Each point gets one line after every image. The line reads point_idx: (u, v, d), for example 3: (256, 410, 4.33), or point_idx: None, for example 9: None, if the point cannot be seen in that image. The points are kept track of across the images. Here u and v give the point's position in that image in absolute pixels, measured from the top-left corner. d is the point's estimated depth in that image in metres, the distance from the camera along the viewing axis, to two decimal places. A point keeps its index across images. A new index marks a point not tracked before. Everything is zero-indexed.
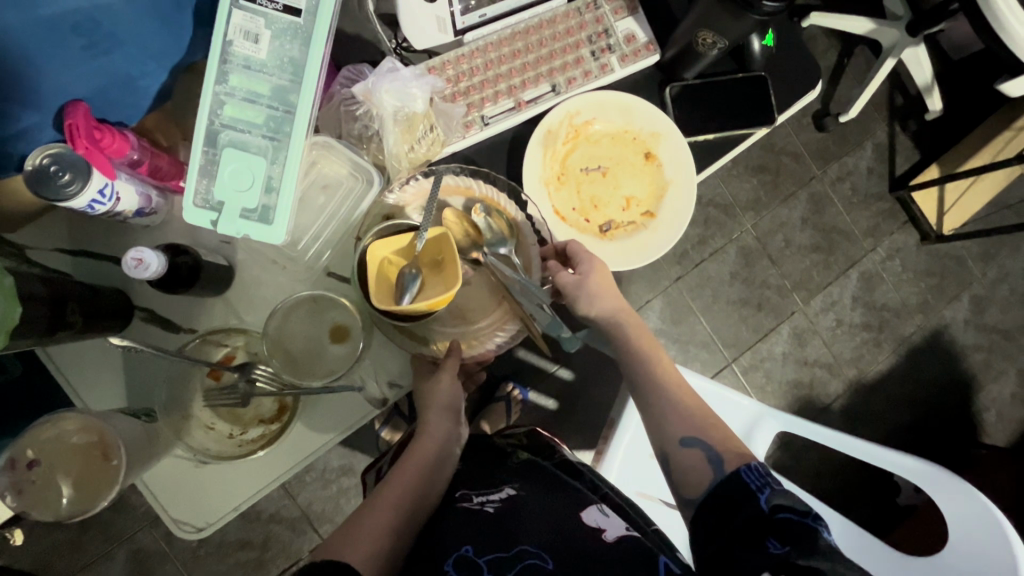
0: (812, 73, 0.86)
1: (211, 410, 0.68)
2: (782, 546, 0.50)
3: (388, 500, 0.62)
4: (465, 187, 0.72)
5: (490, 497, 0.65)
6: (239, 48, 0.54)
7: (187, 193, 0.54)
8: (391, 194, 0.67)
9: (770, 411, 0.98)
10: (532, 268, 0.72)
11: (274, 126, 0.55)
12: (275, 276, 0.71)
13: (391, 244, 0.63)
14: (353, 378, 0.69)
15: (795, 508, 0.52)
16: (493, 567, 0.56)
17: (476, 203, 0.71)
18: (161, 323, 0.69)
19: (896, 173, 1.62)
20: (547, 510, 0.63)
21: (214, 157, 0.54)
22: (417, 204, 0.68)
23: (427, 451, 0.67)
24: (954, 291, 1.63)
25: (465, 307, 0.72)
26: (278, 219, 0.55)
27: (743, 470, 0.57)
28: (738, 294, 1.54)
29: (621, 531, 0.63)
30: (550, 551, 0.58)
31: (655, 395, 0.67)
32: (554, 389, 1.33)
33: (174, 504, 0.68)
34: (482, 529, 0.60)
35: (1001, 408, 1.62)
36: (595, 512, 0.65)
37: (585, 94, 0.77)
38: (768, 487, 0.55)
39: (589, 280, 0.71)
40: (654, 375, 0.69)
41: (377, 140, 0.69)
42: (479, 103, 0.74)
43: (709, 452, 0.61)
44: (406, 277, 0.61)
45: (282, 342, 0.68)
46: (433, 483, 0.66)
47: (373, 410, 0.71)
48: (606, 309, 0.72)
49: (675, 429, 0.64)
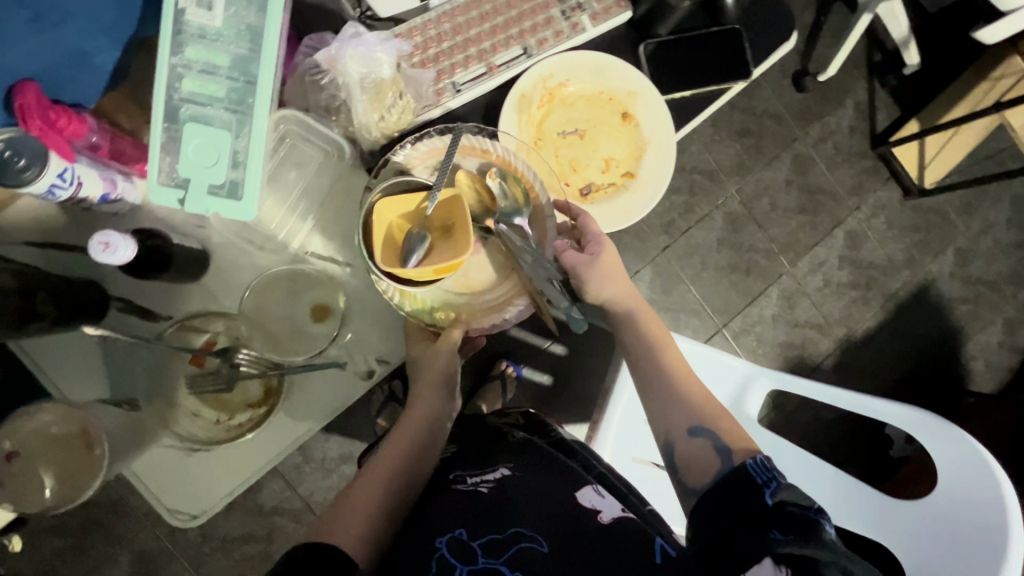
0: (786, 23, 0.84)
1: (196, 398, 0.67)
2: (786, 536, 0.49)
3: (374, 478, 0.62)
4: (480, 148, 0.71)
5: (483, 478, 0.66)
6: (193, 16, 0.52)
7: (151, 171, 0.52)
8: (401, 151, 0.67)
9: (761, 369, 0.98)
10: (546, 241, 0.71)
11: (237, 98, 0.53)
12: (251, 258, 0.69)
13: (403, 206, 0.62)
14: (336, 356, 0.69)
15: (799, 503, 0.52)
16: (486, 551, 0.56)
17: (492, 167, 0.70)
18: (138, 313, 0.67)
19: (877, 130, 1.62)
20: (543, 492, 0.63)
21: (176, 133, 0.52)
22: (427, 164, 0.67)
23: (420, 424, 0.67)
24: (939, 245, 1.65)
25: (474, 277, 0.72)
26: (247, 195, 0.53)
27: (749, 464, 0.58)
28: (726, 259, 1.55)
29: (616, 514, 0.64)
30: (545, 534, 0.58)
31: (654, 374, 0.70)
32: (548, 364, 1.33)
33: (167, 494, 0.68)
34: (475, 512, 0.60)
35: (988, 357, 1.65)
36: (590, 493, 0.66)
37: (560, 55, 0.76)
38: (775, 480, 0.55)
39: (599, 262, 0.71)
40: (654, 352, 0.71)
41: (346, 110, 0.66)
42: (449, 69, 0.72)
43: (716, 442, 0.62)
44: (414, 239, 0.60)
45: (261, 321, 0.68)
46: (426, 458, 0.66)
47: (361, 384, 0.70)
48: (616, 295, 0.73)
49: (680, 419, 0.66)
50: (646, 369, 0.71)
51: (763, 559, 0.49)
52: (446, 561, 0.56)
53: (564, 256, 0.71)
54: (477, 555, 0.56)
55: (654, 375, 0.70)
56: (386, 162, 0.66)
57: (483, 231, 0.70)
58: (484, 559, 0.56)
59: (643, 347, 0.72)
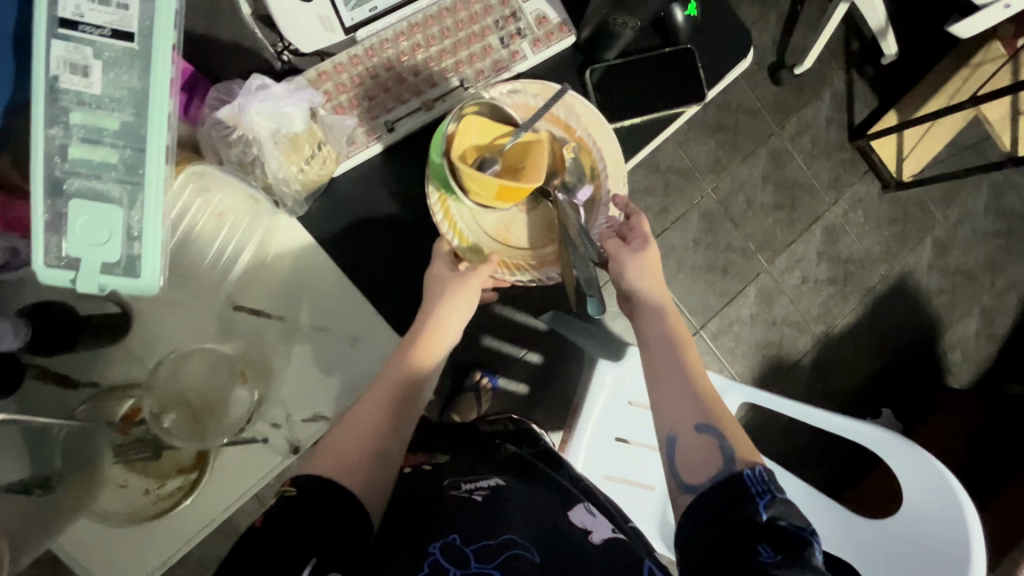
0: (742, 41, 0.80)
1: (123, 466, 0.64)
2: (776, 557, 0.48)
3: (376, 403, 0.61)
4: (566, 123, 0.73)
5: (477, 485, 0.65)
6: (68, 84, 0.47)
7: (36, 251, 0.48)
8: (496, 89, 0.69)
9: (732, 383, 0.98)
10: (591, 226, 0.75)
11: (128, 167, 0.49)
12: (176, 317, 0.67)
13: (485, 134, 0.65)
14: (254, 431, 0.67)
15: (792, 521, 0.52)
16: (480, 557, 0.56)
17: (570, 142, 0.73)
18: (57, 380, 0.61)
19: (854, 122, 1.58)
20: (533, 505, 0.64)
21: (60, 209, 0.48)
22: (516, 111, 0.70)
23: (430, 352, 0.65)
24: (917, 237, 1.63)
25: (518, 230, 0.73)
26: (145, 270, 0.50)
27: (747, 473, 0.56)
28: (703, 259, 1.52)
29: (607, 534, 0.64)
30: (537, 545, 0.58)
31: (666, 356, 0.66)
32: (524, 374, 1.30)
33: (97, 565, 0.65)
34: (472, 518, 0.60)
35: (966, 347, 1.65)
36: (582, 512, 0.66)
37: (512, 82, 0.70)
38: (769, 493, 0.54)
39: (644, 255, 0.70)
40: (669, 334, 0.68)
41: (260, 164, 0.62)
42: (379, 107, 0.68)
43: (721, 442, 0.59)
44: (487, 162, 0.64)
45: (181, 391, 0.64)
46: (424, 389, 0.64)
47: (285, 460, 0.67)
48: (648, 288, 0.70)
49: (686, 413, 0.62)
50: (661, 359, 0.66)
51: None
52: (439, 565, 0.55)
53: (605, 244, 0.71)
54: (471, 561, 0.56)
55: (666, 361, 0.66)
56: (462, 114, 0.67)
57: (541, 193, 0.73)
58: (477, 563, 0.55)
59: (655, 332, 0.69)
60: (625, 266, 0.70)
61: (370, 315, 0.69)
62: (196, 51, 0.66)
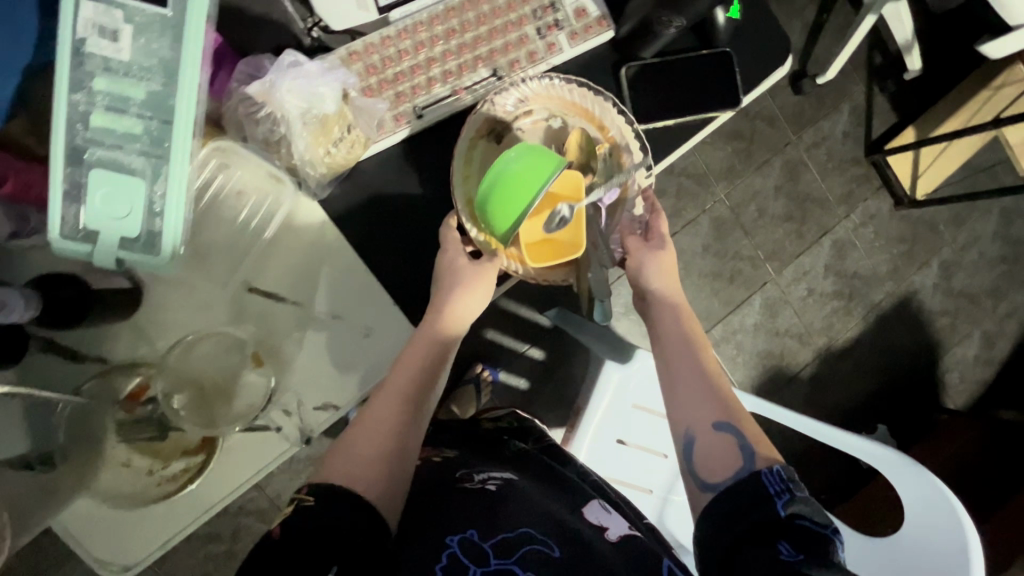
0: (783, 48, 0.78)
1: (126, 446, 0.63)
2: (798, 556, 0.47)
3: (387, 404, 0.59)
4: (601, 121, 0.69)
5: (490, 475, 0.67)
6: (95, 48, 0.45)
7: (52, 223, 0.46)
8: (523, 85, 0.67)
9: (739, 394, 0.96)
10: (616, 217, 0.70)
11: (153, 140, 0.47)
12: (187, 297, 0.65)
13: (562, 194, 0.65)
14: (268, 420, 0.65)
15: (814, 519, 0.50)
16: (499, 550, 0.57)
17: (604, 142, 0.69)
18: (64, 354, 0.61)
19: (871, 136, 1.56)
20: (545, 498, 0.65)
21: (80, 179, 0.46)
22: (544, 106, 0.69)
23: (436, 338, 0.63)
24: (924, 257, 1.62)
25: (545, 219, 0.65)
26: (165, 249, 0.48)
27: (764, 473, 0.54)
28: (710, 266, 1.51)
29: (623, 531, 0.64)
30: (555, 538, 0.59)
31: (680, 356, 0.64)
32: (524, 370, 1.29)
33: (94, 542, 0.63)
34: (486, 513, 0.60)
35: (964, 370, 1.65)
36: (597, 509, 0.66)
37: (541, 78, 0.67)
38: (788, 493, 0.52)
39: (665, 254, 0.69)
40: (684, 328, 0.67)
41: (286, 144, 0.60)
42: (409, 92, 0.66)
43: (739, 438, 0.58)
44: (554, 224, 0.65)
45: (188, 373, 0.62)
46: (436, 379, 0.62)
47: (293, 449, 0.65)
48: (667, 289, 0.69)
49: (705, 412, 0.61)
50: (674, 357, 0.65)
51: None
52: (458, 560, 0.55)
53: (625, 243, 0.70)
54: (490, 556, 0.56)
55: (682, 361, 0.64)
56: (482, 108, 0.66)
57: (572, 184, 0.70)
58: (496, 559, 0.56)
59: (665, 328, 0.67)
60: (643, 258, 0.69)
61: (382, 310, 0.67)
62: (219, 23, 0.64)
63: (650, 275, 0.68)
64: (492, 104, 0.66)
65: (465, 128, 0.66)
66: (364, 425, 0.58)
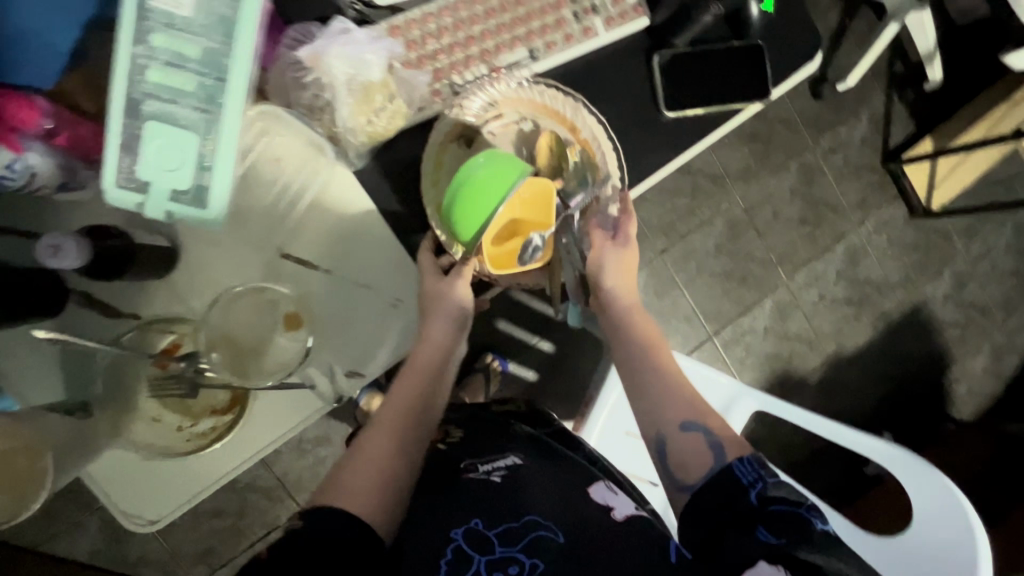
0: (813, 43, 0.79)
1: (157, 401, 0.64)
2: (777, 539, 0.48)
3: (388, 422, 0.60)
4: (572, 123, 0.69)
5: (494, 466, 0.66)
6: (160, 3, 0.47)
7: (108, 170, 0.47)
8: (495, 88, 0.67)
9: (748, 389, 0.99)
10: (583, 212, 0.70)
11: (207, 96, 0.49)
12: (223, 257, 0.66)
13: (533, 215, 0.67)
14: (304, 376, 0.67)
15: (790, 497, 0.50)
16: (505, 538, 0.56)
17: (575, 145, 0.69)
18: (99, 308, 0.63)
19: (889, 144, 1.57)
20: (553, 482, 0.63)
21: (137, 130, 0.48)
22: (512, 110, 0.69)
23: (432, 360, 0.65)
24: (937, 268, 1.62)
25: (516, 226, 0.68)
26: (214, 203, 0.49)
27: (736, 464, 0.54)
28: (723, 267, 1.51)
29: (629, 511, 0.62)
30: (560, 525, 0.57)
31: (643, 361, 0.64)
32: (534, 361, 1.30)
33: (121, 496, 0.65)
34: (491, 502, 0.60)
35: (971, 383, 1.65)
36: (603, 489, 0.65)
37: (516, 81, 0.68)
38: (761, 480, 0.52)
39: (627, 253, 0.69)
40: (635, 329, 0.67)
41: (331, 111, 0.62)
42: (448, 69, 0.67)
43: (708, 435, 0.57)
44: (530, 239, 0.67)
45: (224, 330, 0.64)
46: (434, 403, 0.64)
47: (326, 406, 0.67)
48: (626, 289, 0.69)
49: (670, 415, 0.60)
50: (635, 368, 0.64)
51: (759, 562, 0.47)
52: (463, 552, 0.56)
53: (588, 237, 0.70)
54: (494, 545, 0.56)
55: (643, 367, 0.64)
56: (449, 114, 0.65)
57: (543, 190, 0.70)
58: (501, 547, 0.56)
59: (624, 336, 0.67)
60: (604, 257, 0.68)
61: (386, 304, 0.68)
62: None
63: (608, 270, 0.68)
64: (459, 108, 0.65)
65: (433, 134, 0.65)
66: (364, 443, 0.58)
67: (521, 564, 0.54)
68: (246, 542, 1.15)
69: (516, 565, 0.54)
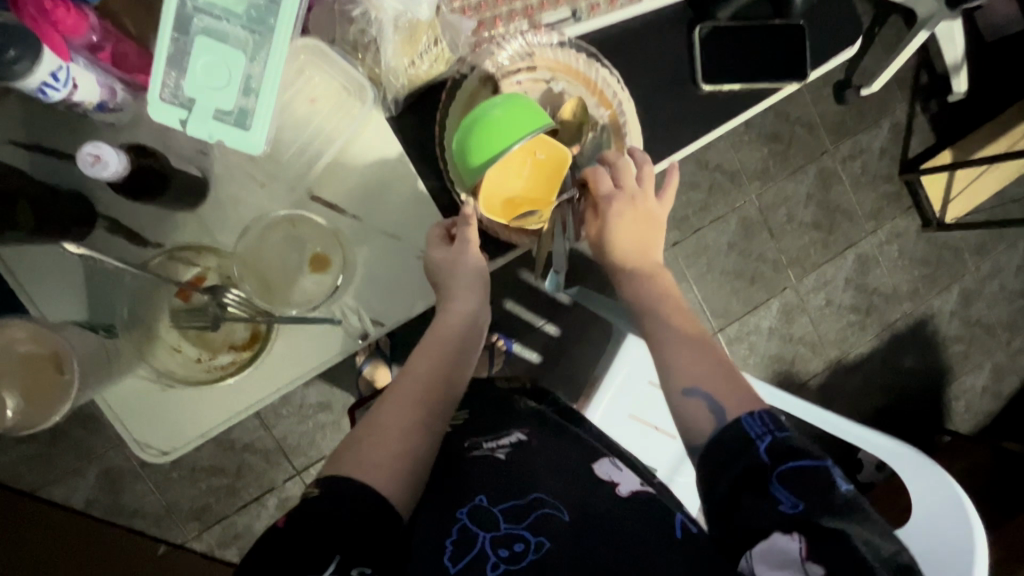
0: (852, 30, 0.79)
1: (177, 331, 0.64)
2: (798, 507, 0.46)
3: (408, 391, 0.58)
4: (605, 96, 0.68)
5: (500, 443, 0.63)
6: None
7: (153, 84, 0.47)
8: (532, 39, 0.66)
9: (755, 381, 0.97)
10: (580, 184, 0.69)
11: (256, 16, 0.48)
12: (253, 194, 0.66)
13: (542, 186, 0.67)
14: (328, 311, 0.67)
15: (804, 450, 0.49)
16: (509, 516, 0.54)
17: (603, 118, 0.69)
18: (127, 235, 0.63)
19: (908, 155, 1.56)
20: (560, 458, 0.62)
21: (186, 46, 0.47)
22: (546, 71, 0.68)
23: (454, 328, 0.63)
24: (945, 282, 1.62)
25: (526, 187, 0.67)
26: (257, 126, 0.49)
27: (744, 418, 0.52)
28: (733, 265, 1.50)
29: (634, 487, 0.62)
30: (564, 503, 0.56)
31: (665, 329, 0.62)
32: (539, 344, 1.30)
33: (137, 426, 0.65)
34: (498, 479, 0.58)
35: (970, 400, 1.64)
36: (607, 466, 0.64)
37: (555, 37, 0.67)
38: (770, 434, 0.50)
39: (620, 221, 0.67)
40: (655, 295, 0.65)
41: (375, 48, 0.61)
42: (491, 22, 0.67)
43: (710, 400, 0.55)
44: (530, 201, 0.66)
45: (254, 264, 0.64)
46: (451, 374, 0.61)
47: (354, 345, 0.67)
48: (636, 253, 0.68)
49: (677, 377, 0.58)
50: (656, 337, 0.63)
51: (772, 534, 0.47)
52: (468, 530, 0.53)
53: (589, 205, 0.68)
54: (500, 522, 0.54)
55: (661, 331, 0.63)
56: (480, 66, 0.65)
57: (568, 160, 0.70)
58: (507, 524, 0.54)
59: (653, 304, 0.65)
60: (611, 219, 0.66)
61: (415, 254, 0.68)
62: None
63: (619, 233, 0.67)
64: (487, 64, 0.65)
65: (467, 82, 0.66)
66: (378, 419, 0.56)
67: (527, 541, 0.52)
68: (240, 502, 1.15)
69: (521, 542, 0.52)
